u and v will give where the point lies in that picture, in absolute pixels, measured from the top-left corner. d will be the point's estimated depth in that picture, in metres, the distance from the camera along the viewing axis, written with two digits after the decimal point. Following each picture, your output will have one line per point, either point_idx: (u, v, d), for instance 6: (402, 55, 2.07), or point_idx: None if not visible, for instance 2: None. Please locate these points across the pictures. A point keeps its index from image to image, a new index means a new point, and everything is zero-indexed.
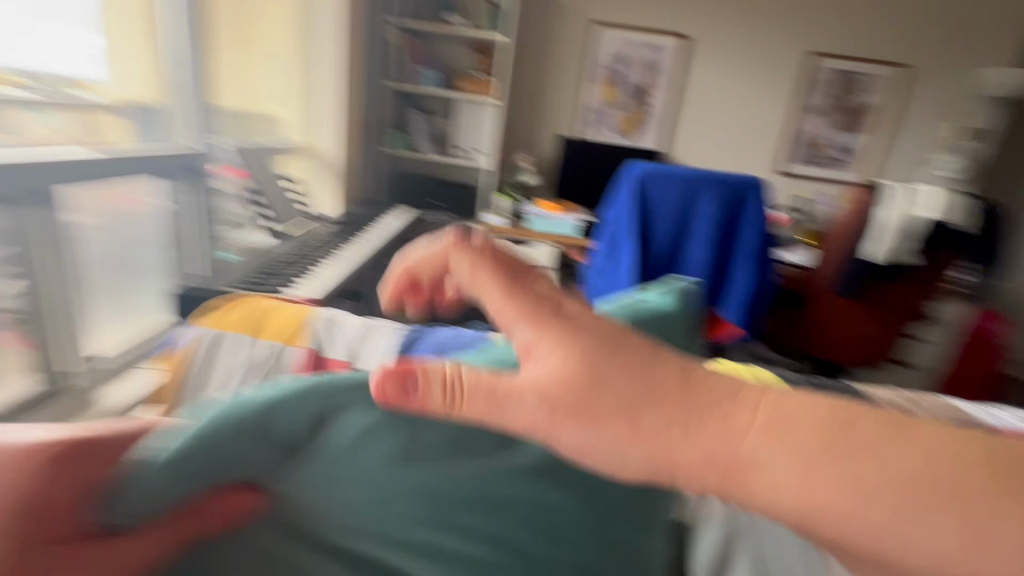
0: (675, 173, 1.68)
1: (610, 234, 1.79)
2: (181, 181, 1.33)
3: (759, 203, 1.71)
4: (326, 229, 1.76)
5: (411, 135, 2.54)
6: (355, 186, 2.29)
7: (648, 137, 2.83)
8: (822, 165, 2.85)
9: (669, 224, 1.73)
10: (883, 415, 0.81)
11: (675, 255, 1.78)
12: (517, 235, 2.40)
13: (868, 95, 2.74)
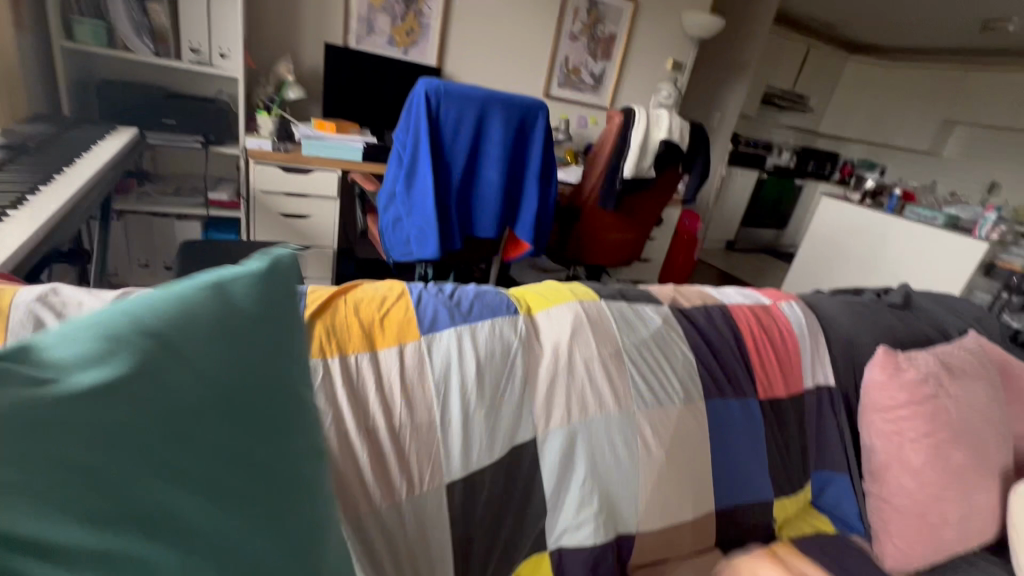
0: (466, 93, 1.62)
1: (404, 158, 1.66)
2: None
3: (544, 124, 1.79)
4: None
5: (108, 22, 1.82)
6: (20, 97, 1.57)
7: (425, 51, 2.64)
8: (581, 90, 3.14)
9: (464, 147, 1.68)
10: (666, 310, 0.97)
11: (471, 180, 1.76)
12: (290, 164, 2.04)
13: (613, 26, 3.05)
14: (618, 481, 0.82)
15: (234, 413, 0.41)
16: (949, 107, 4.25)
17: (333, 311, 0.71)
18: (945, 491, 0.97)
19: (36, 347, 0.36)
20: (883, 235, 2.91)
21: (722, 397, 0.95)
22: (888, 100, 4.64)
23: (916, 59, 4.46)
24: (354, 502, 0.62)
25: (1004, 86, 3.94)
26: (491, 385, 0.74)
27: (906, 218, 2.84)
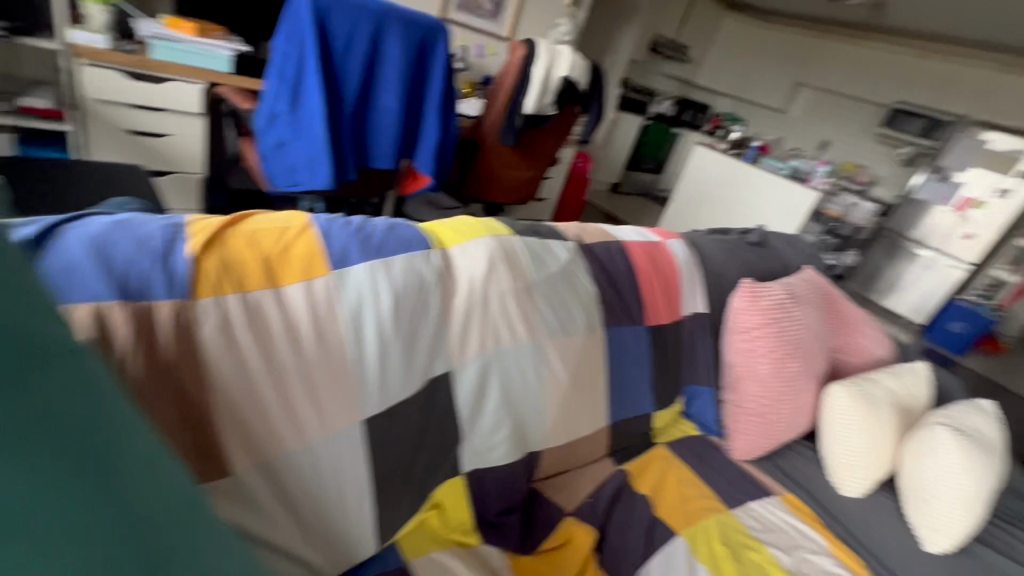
0: (358, 3, 1.44)
1: (286, 73, 1.45)
2: None
3: (444, 48, 1.67)
4: None
5: None
6: None
7: None
8: (479, 15, 2.97)
9: (357, 66, 1.52)
10: (573, 246, 1.01)
11: (366, 104, 1.61)
12: (136, 68, 1.69)
13: None
14: (528, 405, 0.88)
15: None
16: (799, 71, 4.80)
17: (224, 245, 0.62)
18: (783, 395, 1.19)
19: None
20: (741, 182, 3.29)
21: (618, 325, 1.04)
22: (753, 58, 5.09)
23: (778, 22, 4.90)
24: (266, 446, 0.59)
25: (841, 55, 4.53)
26: (407, 321, 0.73)
27: (761, 168, 3.23)
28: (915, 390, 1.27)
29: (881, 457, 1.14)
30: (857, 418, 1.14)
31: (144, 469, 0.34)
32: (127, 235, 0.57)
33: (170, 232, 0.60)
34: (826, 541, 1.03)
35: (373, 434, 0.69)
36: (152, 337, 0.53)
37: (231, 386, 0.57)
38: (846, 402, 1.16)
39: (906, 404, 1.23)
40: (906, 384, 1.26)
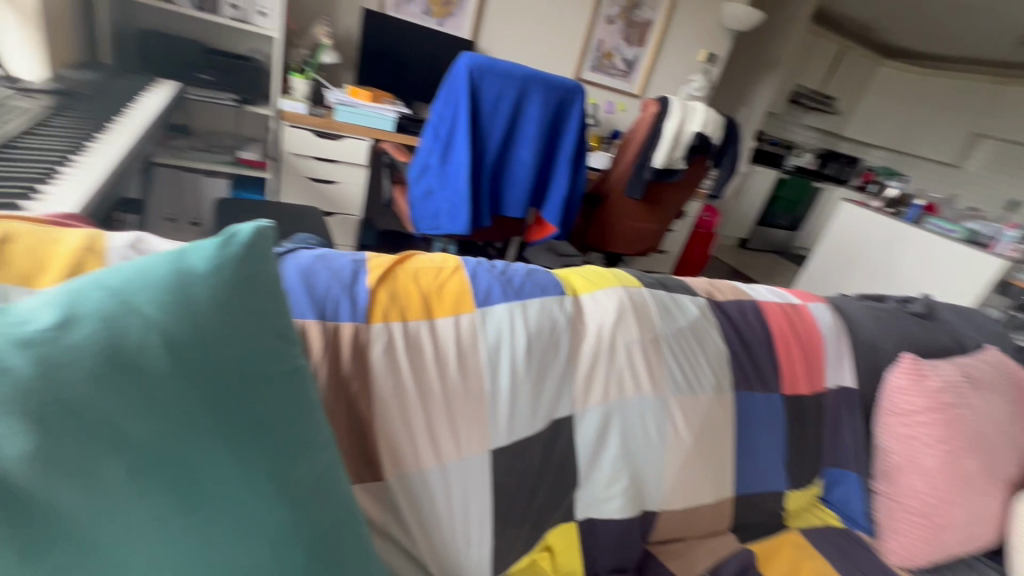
0: (508, 71, 1.61)
1: (440, 133, 1.66)
2: None
3: (580, 109, 1.79)
4: (42, 104, 1.21)
5: None
6: (67, 43, 1.58)
7: (461, 24, 2.62)
8: (612, 75, 3.11)
9: (500, 126, 1.68)
10: (703, 303, 0.99)
11: (505, 158, 1.76)
12: (323, 128, 2.04)
13: (651, 12, 3.02)
14: (648, 462, 0.86)
15: (235, 375, 0.43)
16: (977, 120, 4.20)
17: (394, 279, 0.73)
18: (954, 496, 1.00)
19: (29, 337, 0.36)
20: (898, 244, 2.91)
21: (749, 390, 0.98)
22: (916, 108, 4.58)
23: (950, 69, 4.39)
24: (408, 461, 0.65)
25: None
26: (538, 361, 0.77)
27: (924, 229, 2.83)
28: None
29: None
30: None
31: (300, 488, 0.44)
32: (326, 267, 0.70)
33: (356, 266, 0.72)
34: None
35: (497, 465, 0.73)
36: (334, 354, 0.63)
37: (388, 402, 0.65)
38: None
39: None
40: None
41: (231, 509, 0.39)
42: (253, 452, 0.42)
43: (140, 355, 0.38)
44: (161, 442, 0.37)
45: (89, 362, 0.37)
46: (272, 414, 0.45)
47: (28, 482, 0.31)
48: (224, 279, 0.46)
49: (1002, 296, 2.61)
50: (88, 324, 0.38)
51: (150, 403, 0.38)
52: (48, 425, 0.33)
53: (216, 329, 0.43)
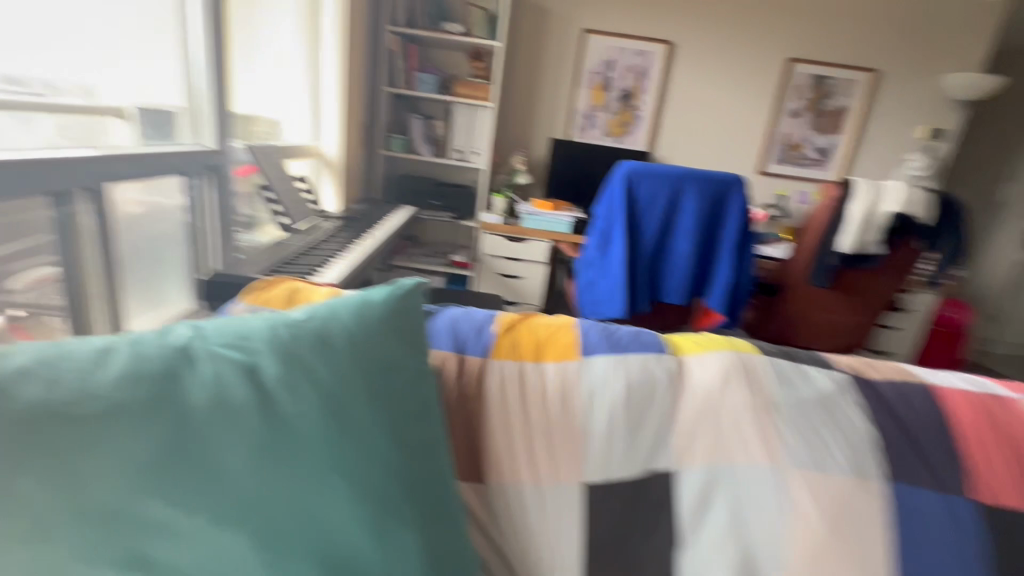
0: (661, 172, 1.78)
1: (601, 228, 1.88)
2: (195, 181, 1.49)
3: (741, 199, 1.83)
4: (332, 225, 1.87)
5: (408, 137, 2.63)
6: (354, 187, 2.37)
7: (637, 138, 2.94)
8: (803, 165, 2.97)
9: (656, 219, 1.84)
10: (843, 377, 0.91)
11: (661, 248, 1.88)
12: (512, 234, 2.50)
13: (845, 98, 2.86)
14: (763, 538, 0.80)
15: (382, 364, 0.67)
16: None
17: (516, 331, 0.93)
18: None
19: (289, 324, 0.67)
20: None
21: (913, 485, 0.83)
22: None
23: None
24: (507, 473, 0.80)
25: None
26: (634, 409, 0.85)
27: None
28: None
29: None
30: None
31: (409, 448, 0.64)
32: (467, 317, 0.94)
33: (489, 319, 0.95)
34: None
35: (589, 499, 0.81)
36: (461, 378, 0.84)
37: (496, 421, 0.82)
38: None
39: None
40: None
41: (365, 444, 0.61)
42: (384, 414, 0.64)
43: (334, 341, 0.66)
44: (335, 391, 0.62)
45: (311, 339, 0.65)
46: (401, 395, 0.67)
47: (273, 393, 0.59)
48: (387, 307, 0.72)
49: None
50: (314, 320, 0.68)
51: (334, 367, 0.64)
52: (287, 368, 0.61)
53: (376, 335, 0.69)
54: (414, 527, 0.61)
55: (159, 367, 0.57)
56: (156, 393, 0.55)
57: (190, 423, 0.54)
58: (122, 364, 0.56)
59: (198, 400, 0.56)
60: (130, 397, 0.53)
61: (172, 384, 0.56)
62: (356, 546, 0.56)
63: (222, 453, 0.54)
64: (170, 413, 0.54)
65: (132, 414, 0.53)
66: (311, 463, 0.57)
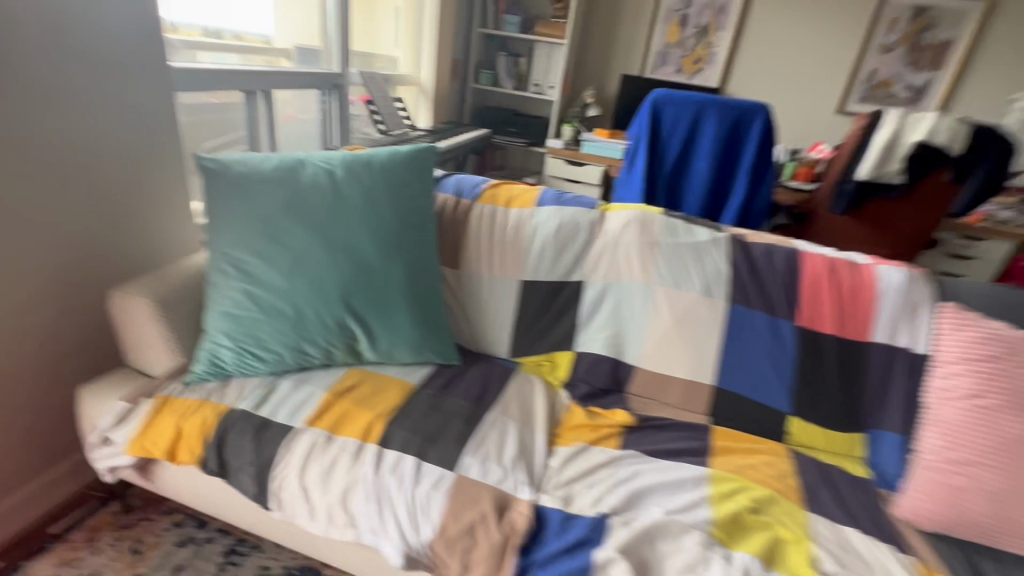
0: (686, 98, 2.05)
1: (630, 148, 2.20)
2: (325, 95, 2.13)
3: (761, 124, 2.02)
4: (418, 135, 2.44)
5: (495, 72, 3.10)
6: (444, 112, 2.92)
7: (710, 75, 3.05)
8: (889, 104, 2.86)
9: (678, 141, 2.11)
10: (724, 235, 1.25)
11: (682, 167, 2.16)
12: (571, 158, 2.87)
13: (950, 31, 2.67)
14: (630, 326, 1.22)
15: (399, 181, 1.19)
16: None
17: (496, 189, 1.39)
18: (991, 458, 0.89)
19: (354, 154, 1.21)
20: None
21: (749, 307, 1.18)
22: None
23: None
24: (473, 267, 1.31)
25: None
26: (560, 239, 1.29)
27: None
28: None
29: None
30: None
31: (406, 226, 1.17)
32: (466, 180, 1.42)
33: (480, 182, 1.42)
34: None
35: (522, 289, 1.29)
36: (453, 210, 1.35)
37: (470, 237, 1.32)
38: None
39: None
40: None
41: (383, 216, 1.14)
42: (396, 205, 1.17)
43: (374, 164, 1.18)
44: (371, 187, 1.15)
45: (364, 160, 1.18)
46: (408, 199, 1.19)
47: (342, 182, 1.14)
48: (408, 152, 1.23)
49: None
50: (368, 153, 1.21)
51: (372, 176, 1.17)
52: (349, 172, 1.15)
53: (399, 166, 1.20)
54: (404, 261, 1.15)
55: (290, 162, 1.14)
56: (287, 171, 1.12)
57: (302, 187, 1.11)
58: (275, 158, 1.14)
59: (306, 178, 1.12)
60: (278, 171, 1.11)
61: (295, 169, 1.13)
62: (372, 261, 1.11)
63: (314, 203, 1.10)
64: (294, 181, 1.11)
65: (278, 179, 1.10)
66: (355, 217, 1.12)
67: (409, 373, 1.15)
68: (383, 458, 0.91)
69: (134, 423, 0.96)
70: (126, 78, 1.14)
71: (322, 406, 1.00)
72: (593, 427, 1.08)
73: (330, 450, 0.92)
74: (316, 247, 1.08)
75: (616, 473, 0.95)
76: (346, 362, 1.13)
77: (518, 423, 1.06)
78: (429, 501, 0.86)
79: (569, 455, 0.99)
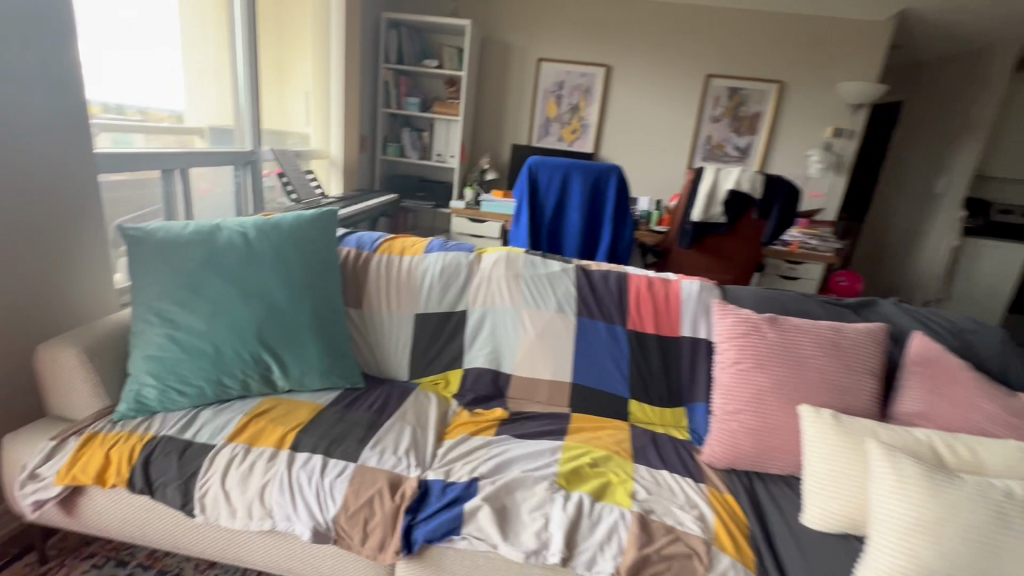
0: (555, 163, 2.50)
1: (516, 205, 2.61)
2: (240, 170, 2.36)
3: (615, 181, 2.50)
4: (329, 202, 2.70)
5: (401, 145, 3.49)
6: (355, 181, 3.23)
7: (585, 141, 3.63)
8: (725, 161, 3.55)
9: (553, 197, 2.55)
10: (571, 266, 1.60)
11: (559, 219, 2.58)
12: (473, 216, 3.24)
13: (758, 105, 3.43)
14: (505, 342, 1.52)
15: (305, 240, 1.44)
16: None
17: (393, 243, 1.68)
18: (750, 405, 1.24)
19: (264, 218, 1.45)
20: None
21: (591, 318, 1.52)
22: None
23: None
24: (373, 306, 1.57)
25: None
26: (444, 278, 1.58)
27: None
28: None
29: (954, 553, 0.86)
30: (817, 451, 1.09)
31: (312, 275, 1.41)
32: (367, 236, 1.70)
33: (379, 237, 1.70)
34: (716, 522, 1.07)
35: (416, 320, 1.56)
36: (356, 260, 1.61)
37: (370, 281, 1.58)
38: (821, 430, 1.10)
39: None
40: (954, 446, 1.03)
41: (290, 268, 1.38)
42: (302, 259, 1.41)
43: (282, 227, 1.43)
44: (280, 245, 1.39)
45: (273, 224, 1.42)
46: (312, 253, 1.44)
47: (254, 242, 1.37)
48: (311, 215, 1.49)
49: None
50: (276, 217, 1.45)
51: (280, 236, 1.41)
52: (260, 233, 1.39)
53: (304, 227, 1.46)
54: (310, 303, 1.38)
55: (208, 227, 1.36)
56: (204, 235, 1.33)
57: (219, 247, 1.33)
58: (193, 224, 1.35)
59: (223, 240, 1.34)
60: (197, 235, 1.33)
61: (212, 233, 1.35)
62: (282, 304, 1.34)
63: (229, 260, 1.32)
64: (211, 243, 1.33)
65: (197, 242, 1.32)
66: (266, 270, 1.35)
67: (319, 397, 1.36)
68: (294, 459, 1.11)
69: (63, 457, 1.09)
70: (57, 163, 1.32)
71: (239, 426, 1.18)
72: (475, 423, 1.33)
73: (247, 458, 1.11)
74: (231, 296, 1.29)
75: (488, 452, 1.21)
76: (261, 392, 1.32)
77: (412, 425, 1.29)
78: (333, 486, 1.06)
79: (452, 444, 1.23)
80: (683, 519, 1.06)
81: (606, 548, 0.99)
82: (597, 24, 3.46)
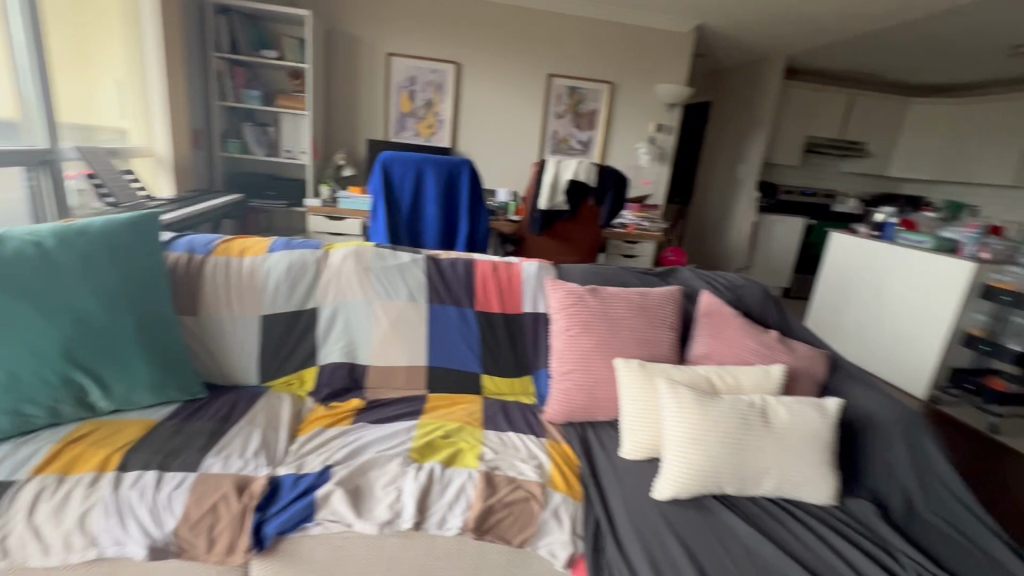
0: (408, 158, 2.54)
1: (372, 200, 2.60)
2: (33, 173, 2.03)
3: (468, 174, 2.63)
4: (158, 205, 2.44)
5: (244, 141, 3.24)
6: (191, 182, 2.94)
7: (441, 136, 3.72)
8: (571, 154, 3.89)
9: (409, 192, 2.59)
10: (420, 256, 1.67)
11: (417, 212, 2.64)
12: (331, 214, 3.14)
13: (594, 103, 3.81)
14: (359, 335, 1.56)
15: (120, 247, 1.32)
16: None
17: (230, 244, 1.60)
18: (579, 365, 1.44)
19: (65, 225, 1.29)
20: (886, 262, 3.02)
21: (442, 304, 1.62)
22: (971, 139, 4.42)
23: (988, 95, 4.37)
24: (212, 312, 1.48)
25: None
26: (290, 276, 1.55)
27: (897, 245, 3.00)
28: (812, 420, 1.15)
29: (712, 458, 1.11)
30: (631, 395, 1.28)
31: (132, 285, 1.30)
32: (200, 239, 1.59)
33: (214, 239, 1.61)
34: (552, 467, 1.23)
35: (262, 322, 1.51)
36: (187, 265, 1.51)
37: (206, 286, 1.50)
38: (630, 376, 1.30)
39: (766, 410, 1.16)
40: (723, 375, 1.31)
41: (103, 278, 1.25)
42: (118, 267, 1.29)
43: (88, 233, 1.29)
44: (88, 253, 1.26)
45: (77, 230, 1.28)
46: (131, 261, 1.32)
47: (53, 250, 1.22)
48: (126, 220, 1.37)
49: (983, 299, 2.61)
50: (81, 223, 1.30)
51: (88, 244, 1.27)
52: (60, 240, 1.24)
53: (118, 233, 1.33)
54: (132, 314, 1.27)
55: None
56: None
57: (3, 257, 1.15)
58: None
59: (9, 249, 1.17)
60: None
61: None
62: (96, 317, 1.21)
63: (20, 271, 1.16)
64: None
65: None
66: (72, 280, 1.21)
67: (152, 413, 1.27)
68: (121, 479, 1.04)
69: None
70: None
71: (49, 455, 1.07)
72: (331, 416, 1.36)
73: (62, 487, 1.01)
74: (26, 311, 1.13)
75: (344, 440, 1.25)
76: (77, 417, 1.19)
77: (263, 426, 1.27)
78: (171, 498, 1.02)
79: (307, 438, 1.25)
80: (524, 469, 1.21)
81: (454, 507, 1.09)
82: (443, 22, 3.54)
